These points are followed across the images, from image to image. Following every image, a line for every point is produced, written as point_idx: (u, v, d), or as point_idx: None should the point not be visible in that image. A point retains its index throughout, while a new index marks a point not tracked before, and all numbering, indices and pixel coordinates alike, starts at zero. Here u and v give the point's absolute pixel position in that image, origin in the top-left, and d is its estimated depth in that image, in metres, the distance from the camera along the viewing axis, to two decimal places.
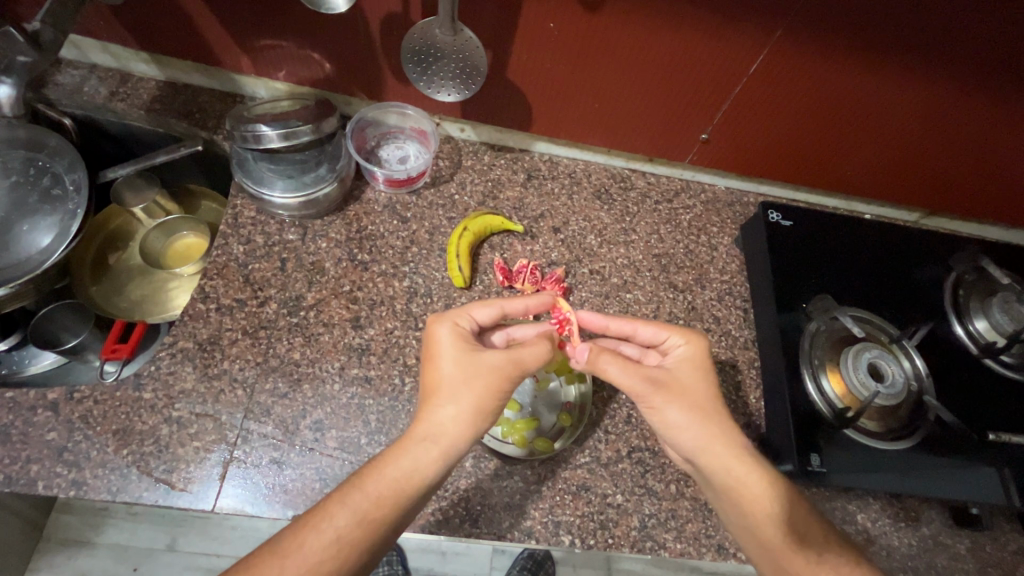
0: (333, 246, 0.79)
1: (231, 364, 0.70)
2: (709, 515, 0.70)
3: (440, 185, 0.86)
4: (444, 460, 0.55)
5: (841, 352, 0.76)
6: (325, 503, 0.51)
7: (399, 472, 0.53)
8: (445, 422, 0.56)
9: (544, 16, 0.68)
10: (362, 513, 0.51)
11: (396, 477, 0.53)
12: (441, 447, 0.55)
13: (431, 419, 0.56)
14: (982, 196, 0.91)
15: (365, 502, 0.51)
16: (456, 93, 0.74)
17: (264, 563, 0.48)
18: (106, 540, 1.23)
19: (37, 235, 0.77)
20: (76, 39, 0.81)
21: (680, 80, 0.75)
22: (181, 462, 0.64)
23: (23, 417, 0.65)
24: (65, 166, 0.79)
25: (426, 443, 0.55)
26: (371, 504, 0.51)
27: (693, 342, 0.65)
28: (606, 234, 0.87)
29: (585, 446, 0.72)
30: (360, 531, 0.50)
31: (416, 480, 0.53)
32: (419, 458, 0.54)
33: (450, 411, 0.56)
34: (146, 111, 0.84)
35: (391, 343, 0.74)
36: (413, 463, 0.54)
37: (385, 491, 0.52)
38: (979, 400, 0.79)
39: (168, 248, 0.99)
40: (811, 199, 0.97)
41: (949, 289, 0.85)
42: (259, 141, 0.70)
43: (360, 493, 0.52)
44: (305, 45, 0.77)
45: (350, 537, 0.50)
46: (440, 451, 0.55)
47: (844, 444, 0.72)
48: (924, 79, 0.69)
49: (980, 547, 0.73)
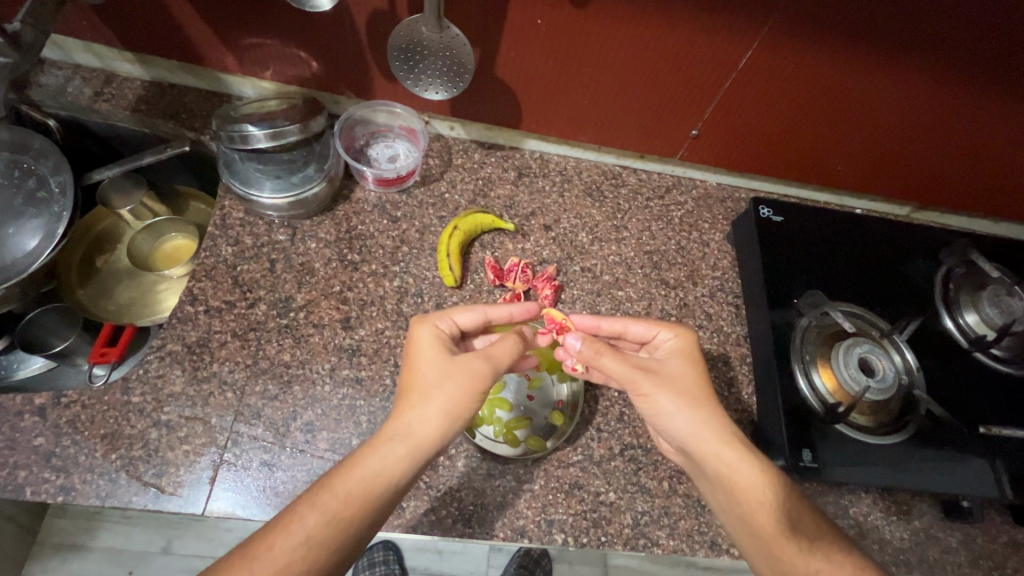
0: (322, 247, 0.79)
1: (220, 366, 0.70)
2: (703, 511, 0.70)
3: (430, 184, 0.85)
4: (411, 459, 0.54)
5: (832, 348, 0.76)
6: (295, 505, 0.52)
7: (368, 471, 0.53)
8: (415, 422, 0.55)
9: (532, 12, 0.67)
10: (331, 513, 0.51)
11: (363, 477, 0.53)
12: (407, 446, 0.54)
13: (402, 417, 0.56)
14: (973, 189, 0.91)
15: (334, 501, 0.51)
16: (443, 91, 0.73)
17: (234, 565, 0.48)
18: (100, 543, 1.22)
19: (23, 238, 0.76)
20: (58, 39, 0.80)
21: (670, 75, 0.75)
22: (170, 466, 0.64)
23: (10, 423, 0.64)
24: (50, 167, 0.78)
25: (393, 442, 0.54)
26: (339, 504, 0.51)
27: (682, 335, 0.66)
28: (597, 231, 0.87)
29: (577, 444, 0.72)
30: (330, 531, 0.50)
31: (384, 478, 0.53)
32: (386, 457, 0.53)
33: (421, 412, 0.56)
34: (131, 111, 0.83)
35: (382, 343, 0.74)
36: (381, 463, 0.53)
37: (353, 490, 0.52)
38: (968, 393, 0.79)
39: (156, 250, 0.99)
40: (802, 194, 0.97)
41: (939, 283, 0.86)
42: (246, 141, 0.69)
43: (329, 494, 0.52)
44: (292, 44, 0.77)
45: (320, 536, 0.50)
46: (406, 449, 0.54)
47: (836, 439, 0.72)
48: (910, 73, 0.69)
49: (971, 539, 0.74)
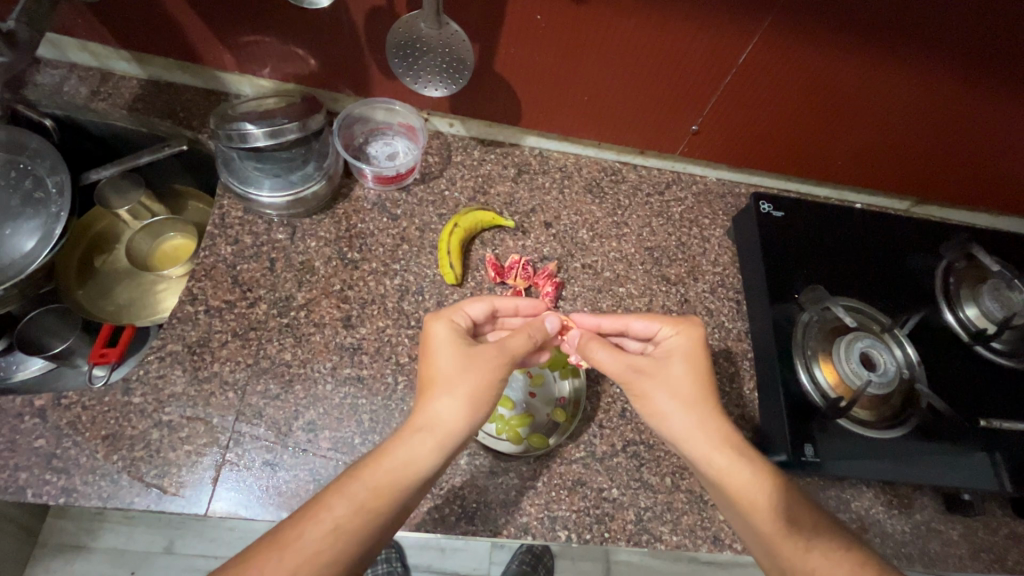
0: (322, 246, 0.78)
1: (221, 366, 0.70)
2: (706, 507, 0.70)
3: (429, 182, 0.85)
4: (439, 450, 0.55)
5: (833, 343, 0.76)
6: (324, 494, 0.51)
7: (398, 462, 0.53)
8: (441, 414, 0.56)
9: (532, 7, 0.67)
10: (360, 503, 0.51)
11: (391, 468, 0.53)
12: (436, 437, 0.55)
13: (428, 410, 0.56)
14: (975, 183, 0.91)
15: (363, 492, 0.51)
16: (444, 88, 0.72)
17: (263, 551, 0.48)
18: (102, 544, 1.22)
19: (21, 239, 0.75)
20: (52, 38, 0.79)
21: (671, 71, 0.74)
22: (172, 466, 0.64)
23: (9, 424, 0.64)
24: (46, 168, 0.77)
25: (421, 433, 0.55)
26: (369, 494, 0.51)
27: (684, 332, 0.65)
28: (598, 228, 0.86)
29: (580, 441, 0.71)
30: (359, 521, 0.50)
31: (414, 470, 0.53)
32: (414, 449, 0.54)
33: (447, 405, 0.56)
34: (127, 110, 0.82)
35: (383, 342, 0.74)
36: (411, 453, 0.54)
37: (383, 481, 0.52)
38: (970, 387, 0.79)
39: (155, 251, 0.99)
40: (802, 189, 0.97)
41: (939, 278, 0.85)
42: (245, 139, 0.69)
43: (360, 485, 0.52)
44: (289, 42, 0.76)
45: (348, 526, 0.50)
46: (435, 441, 0.55)
47: (838, 434, 0.72)
48: (911, 67, 0.69)
49: (972, 531, 0.74)
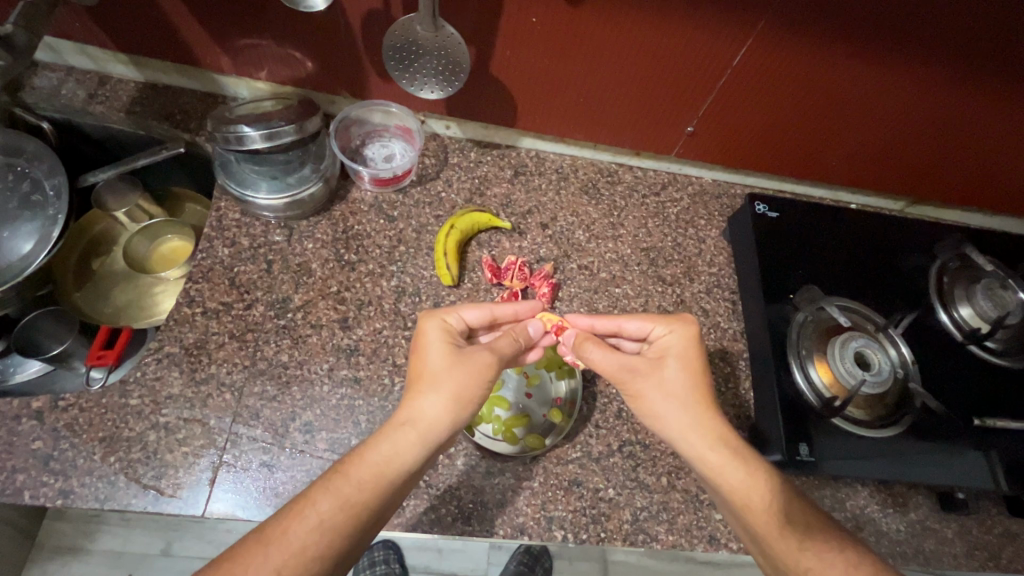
0: (319, 247, 0.79)
1: (219, 367, 0.70)
2: (701, 506, 0.70)
3: (426, 183, 0.85)
4: (422, 445, 0.55)
5: (828, 343, 0.76)
6: (309, 491, 0.52)
7: (382, 456, 0.54)
8: (426, 409, 0.56)
9: (526, 10, 0.67)
10: (345, 497, 0.51)
11: (375, 463, 0.53)
12: (419, 431, 0.55)
13: (414, 406, 0.57)
14: (969, 184, 0.92)
15: (348, 487, 0.52)
16: (439, 91, 0.73)
17: (251, 548, 0.48)
18: (100, 546, 1.22)
19: (18, 242, 0.75)
20: (50, 41, 0.79)
21: (666, 71, 0.75)
22: (169, 468, 0.64)
23: (7, 426, 0.64)
24: (44, 171, 0.78)
25: (405, 428, 0.55)
26: (354, 489, 0.52)
27: (680, 331, 0.65)
28: (594, 229, 0.87)
29: (575, 441, 0.72)
30: (343, 516, 0.50)
31: (397, 464, 0.54)
32: (398, 443, 0.54)
33: (432, 400, 0.57)
34: (126, 113, 0.83)
35: (380, 343, 0.74)
36: (393, 447, 0.54)
37: (367, 476, 0.52)
38: (964, 387, 0.80)
39: (152, 253, 0.99)
40: (797, 189, 0.98)
41: (933, 277, 0.86)
42: (242, 142, 0.69)
43: (344, 481, 0.52)
44: (285, 44, 0.77)
45: (333, 521, 0.50)
46: (417, 435, 0.55)
47: (833, 434, 0.73)
48: (903, 68, 0.70)
49: (967, 530, 0.74)
